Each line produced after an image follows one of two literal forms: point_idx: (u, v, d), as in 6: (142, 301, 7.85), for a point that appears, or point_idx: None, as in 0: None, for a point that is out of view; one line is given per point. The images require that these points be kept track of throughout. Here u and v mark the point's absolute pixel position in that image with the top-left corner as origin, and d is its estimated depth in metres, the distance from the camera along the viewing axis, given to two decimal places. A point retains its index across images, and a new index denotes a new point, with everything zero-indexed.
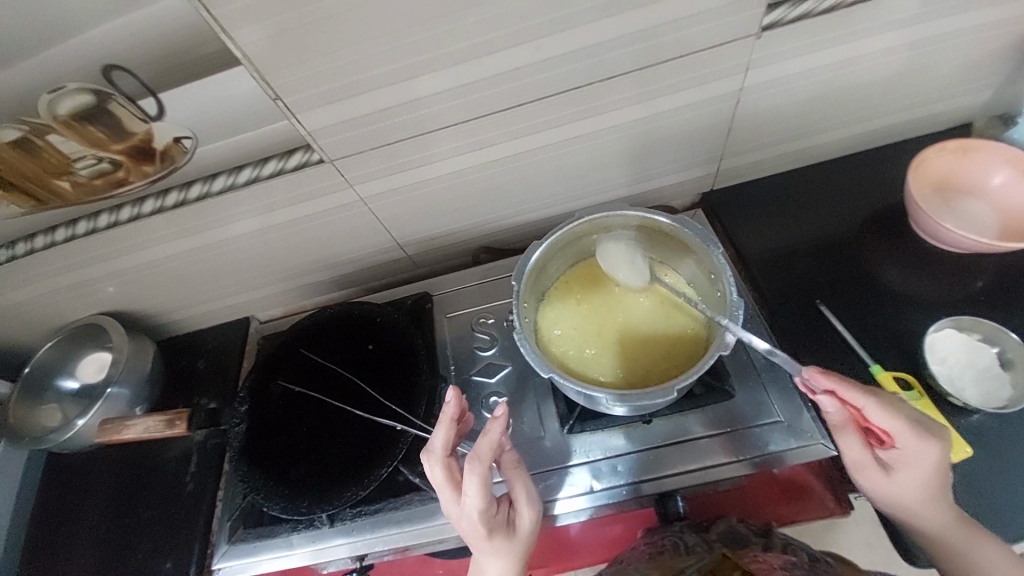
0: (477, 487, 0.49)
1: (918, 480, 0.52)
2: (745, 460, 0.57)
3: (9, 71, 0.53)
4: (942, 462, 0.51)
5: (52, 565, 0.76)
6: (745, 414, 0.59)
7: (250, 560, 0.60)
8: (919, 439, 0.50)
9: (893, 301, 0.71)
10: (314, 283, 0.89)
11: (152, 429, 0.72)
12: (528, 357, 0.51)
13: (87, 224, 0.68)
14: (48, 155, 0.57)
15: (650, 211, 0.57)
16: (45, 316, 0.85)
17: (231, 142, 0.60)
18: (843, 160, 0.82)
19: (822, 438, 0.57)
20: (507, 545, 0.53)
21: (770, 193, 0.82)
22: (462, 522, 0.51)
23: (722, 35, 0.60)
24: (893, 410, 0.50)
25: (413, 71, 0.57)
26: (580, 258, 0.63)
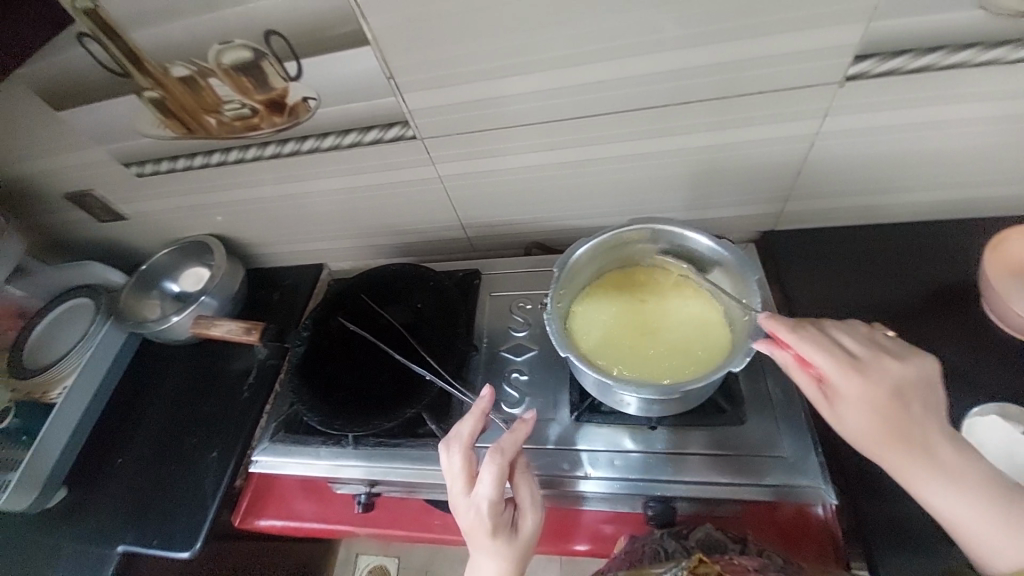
0: (494, 474, 0.53)
1: (869, 418, 0.49)
2: (742, 485, 0.58)
3: (181, 23, 0.63)
4: (890, 389, 0.49)
5: (125, 430, 0.91)
6: (752, 443, 0.60)
7: (282, 460, 0.70)
8: (849, 373, 0.49)
9: (940, 376, 0.67)
10: (382, 246, 1.00)
11: (233, 332, 0.85)
12: (553, 336, 0.56)
13: (219, 157, 0.82)
14: (205, 95, 0.70)
15: (694, 229, 0.60)
16: (165, 228, 1.01)
17: (344, 109, 0.71)
18: (917, 224, 0.80)
19: (826, 483, 0.57)
20: (506, 550, 0.54)
21: (830, 244, 0.82)
22: (466, 516, 0.53)
23: (804, 79, 0.62)
24: (818, 351, 0.51)
25: (507, 71, 0.65)
26: (616, 266, 0.67)
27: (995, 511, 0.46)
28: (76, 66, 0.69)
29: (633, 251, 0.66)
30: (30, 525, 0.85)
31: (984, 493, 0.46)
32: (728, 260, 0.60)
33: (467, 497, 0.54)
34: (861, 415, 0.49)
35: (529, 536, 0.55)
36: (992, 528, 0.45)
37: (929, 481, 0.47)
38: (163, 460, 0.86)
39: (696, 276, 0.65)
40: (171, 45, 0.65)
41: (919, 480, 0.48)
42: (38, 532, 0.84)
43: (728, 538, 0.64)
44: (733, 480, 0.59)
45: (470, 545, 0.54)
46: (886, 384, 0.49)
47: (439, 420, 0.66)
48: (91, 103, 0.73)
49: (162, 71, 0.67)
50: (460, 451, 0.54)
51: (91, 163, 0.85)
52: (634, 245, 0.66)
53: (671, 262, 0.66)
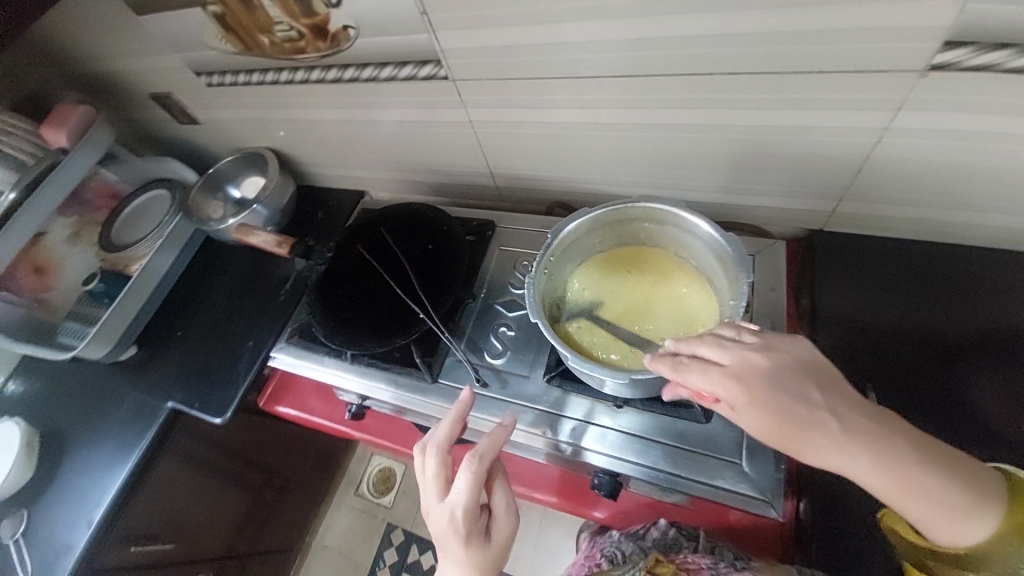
0: (469, 478, 0.56)
1: (785, 428, 0.45)
2: (687, 480, 0.58)
3: None
4: (772, 381, 0.46)
5: (188, 308, 1.09)
6: (711, 443, 0.59)
7: (292, 360, 0.80)
8: (725, 382, 0.47)
9: (954, 420, 0.62)
10: (417, 181, 1.03)
11: (267, 243, 0.95)
12: (526, 302, 0.57)
13: (273, 76, 0.86)
14: (259, 15, 0.74)
15: (697, 215, 0.56)
16: (231, 136, 1.11)
17: (381, 41, 0.72)
18: (991, 248, 0.69)
19: (774, 498, 0.55)
20: (478, 557, 0.56)
21: (881, 255, 0.74)
22: (440, 521, 0.56)
23: (878, 61, 0.53)
24: (693, 366, 0.48)
25: (539, 18, 0.61)
26: (610, 241, 0.65)
27: (923, 474, 0.44)
28: None
29: (629, 226, 0.63)
30: (114, 370, 1.06)
31: (911, 466, 0.44)
32: (720, 245, 0.56)
33: (442, 501, 0.57)
34: (779, 423, 0.45)
35: (499, 542, 0.58)
36: (922, 496, 0.44)
37: (865, 474, 0.44)
38: (213, 338, 1.04)
39: (699, 263, 0.61)
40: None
41: (847, 465, 0.44)
42: (119, 377, 1.04)
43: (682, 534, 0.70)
44: (671, 470, 0.58)
45: (443, 553, 0.57)
46: (762, 377, 0.46)
47: (422, 355, 0.71)
48: (165, 12, 0.80)
49: None
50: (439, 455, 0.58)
51: (169, 68, 0.94)
52: (637, 222, 0.63)
53: (669, 239, 0.63)
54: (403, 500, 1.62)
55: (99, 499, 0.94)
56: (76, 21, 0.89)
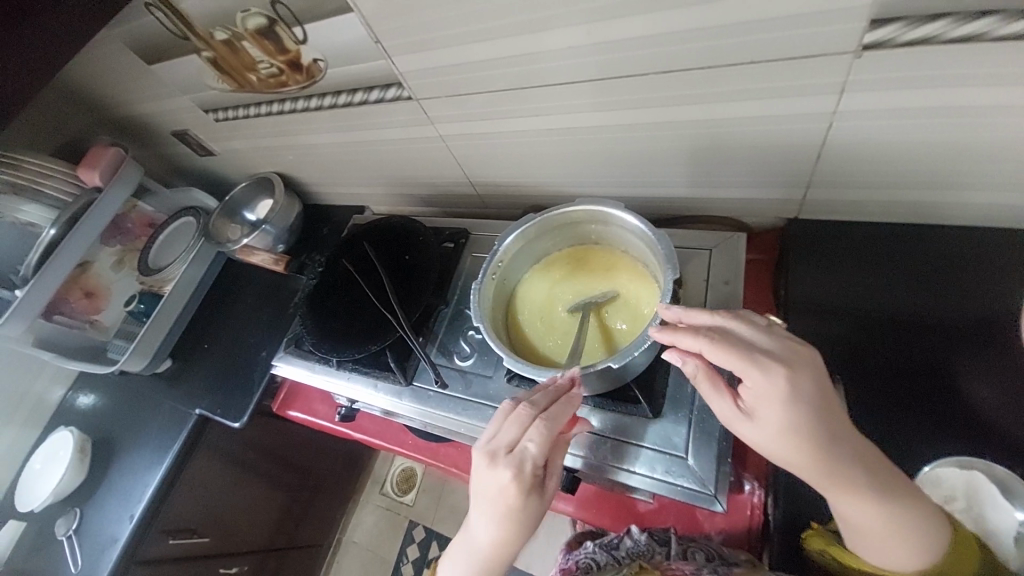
0: (547, 436, 0.51)
1: (785, 439, 0.47)
2: (629, 473, 0.60)
3: None
4: (819, 394, 0.47)
5: (212, 324, 1.21)
6: (653, 437, 0.60)
7: (289, 368, 0.87)
8: (775, 381, 0.47)
9: (930, 406, 0.63)
10: (407, 194, 1.09)
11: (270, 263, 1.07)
12: (472, 306, 0.63)
13: (266, 108, 0.95)
14: (243, 56, 0.82)
15: (628, 212, 0.60)
16: (243, 164, 1.22)
17: (348, 70, 0.77)
18: (982, 229, 0.66)
19: (716, 491, 0.56)
20: (532, 518, 0.52)
21: (859, 239, 0.72)
22: (504, 476, 0.50)
23: (810, 47, 0.52)
24: (747, 356, 0.48)
25: (478, 36, 0.64)
26: (559, 243, 0.70)
27: (906, 513, 0.48)
28: (153, 29, 0.84)
29: (572, 229, 0.68)
30: (152, 381, 1.19)
31: (901, 508, 0.48)
32: (652, 241, 0.60)
33: (510, 458, 0.51)
34: (780, 431, 0.47)
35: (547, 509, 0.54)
36: (892, 534, 0.48)
37: (850, 497, 0.47)
38: (233, 350, 1.14)
39: (643, 260, 0.64)
40: (210, 12, 0.75)
41: (850, 502, 0.48)
42: (155, 387, 1.17)
43: (654, 540, 0.72)
44: (619, 465, 0.60)
45: (491, 510, 0.51)
46: (814, 388, 0.47)
47: (397, 359, 0.76)
48: (169, 61, 0.90)
49: (209, 35, 0.79)
50: (524, 408, 0.51)
51: (180, 108, 1.05)
52: (584, 224, 0.67)
53: (612, 238, 0.67)
54: (424, 497, 1.69)
55: (140, 497, 1.06)
56: (103, 74, 1.02)
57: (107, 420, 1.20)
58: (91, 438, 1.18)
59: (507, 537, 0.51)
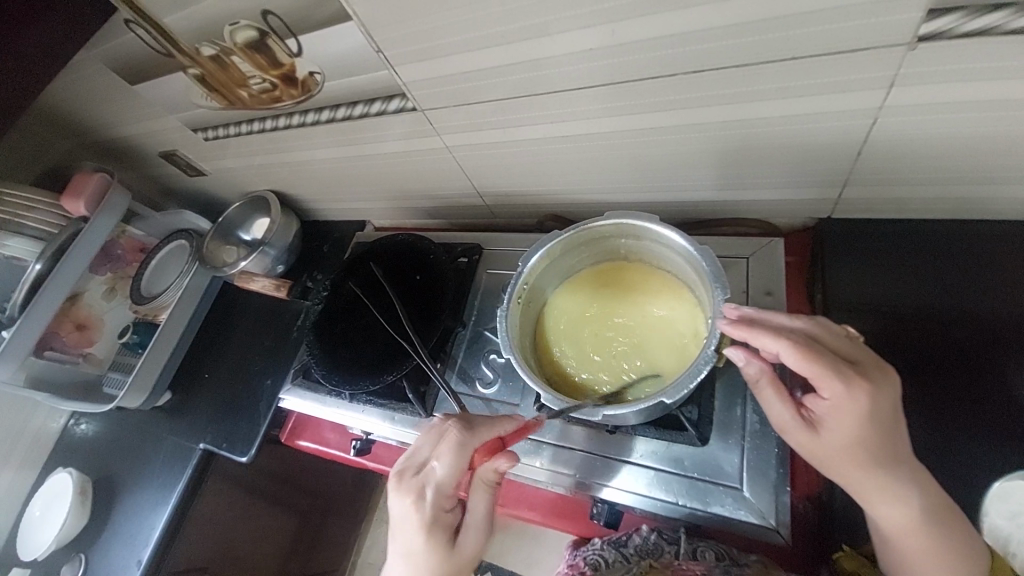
0: (449, 460, 0.53)
1: (848, 449, 0.47)
2: (681, 505, 0.59)
3: (199, 6, 0.67)
4: (892, 409, 0.47)
5: (211, 352, 1.16)
6: (704, 465, 0.59)
7: (299, 399, 0.83)
8: (855, 396, 0.46)
9: (990, 417, 0.58)
10: (412, 207, 1.04)
11: (266, 287, 1.06)
12: (499, 332, 0.60)
13: (259, 125, 0.89)
14: (233, 72, 0.76)
15: (669, 227, 0.57)
16: (237, 183, 1.16)
17: (347, 82, 0.72)
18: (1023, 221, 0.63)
19: (776, 521, 0.55)
20: (434, 553, 0.53)
21: (893, 238, 0.69)
22: (402, 497, 0.53)
23: (859, 40, 0.47)
24: (830, 368, 0.46)
25: (488, 41, 0.59)
26: (588, 260, 0.67)
27: (952, 534, 0.47)
28: (135, 47, 0.79)
29: (600, 243, 0.65)
30: (153, 414, 1.13)
31: (949, 528, 0.47)
32: (695, 258, 0.57)
33: (414, 478, 0.55)
34: (846, 441, 0.47)
35: (461, 549, 0.54)
36: (934, 558, 0.47)
37: (899, 508, 0.47)
38: (237, 379, 1.09)
39: (682, 277, 0.62)
40: (194, 26, 0.70)
41: (897, 514, 0.47)
42: (156, 421, 1.12)
43: (663, 538, 0.66)
44: (670, 499, 0.59)
45: (396, 537, 0.54)
46: (889, 405, 0.46)
47: (415, 388, 0.72)
48: (152, 80, 0.84)
49: (195, 51, 0.74)
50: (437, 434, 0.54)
51: (168, 129, 0.99)
52: (614, 239, 0.64)
53: (644, 253, 0.64)
54: None
55: (145, 539, 1.01)
56: (83, 97, 0.96)
57: (108, 457, 1.15)
58: (92, 478, 1.13)
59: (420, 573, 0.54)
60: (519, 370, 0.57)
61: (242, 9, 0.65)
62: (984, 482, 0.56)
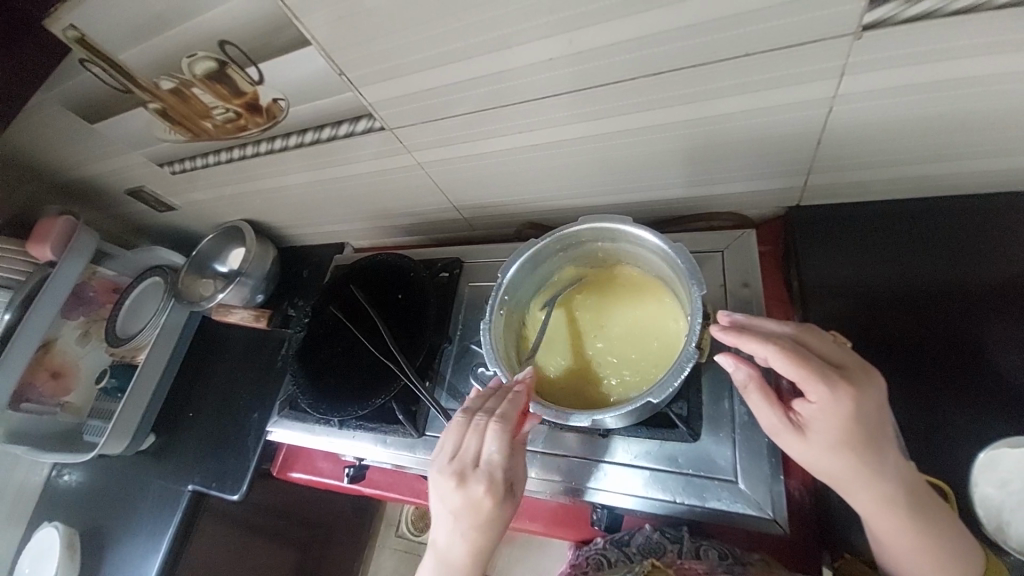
0: (506, 441, 0.52)
1: (835, 451, 0.47)
2: (678, 503, 0.58)
3: (155, 40, 0.66)
4: (877, 411, 0.47)
5: (194, 390, 1.12)
6: (697, 461, 0.60)
7: (288, 431, 0.81)
8: (838, 399, 0.46)
9: (970, 388, 0.59)
10: (389, 226, 1.04)
11: (245, 318, 1.07)
12: (483, 346, 0.59)
13: (226, 155, 0.88)
14: (195, 103, 0.75)
15: (642, 227, 0.58)
16: (209, 215, 1.14)
17: (313, 106, 0.72)
18: (980, 195, 0.65)
19: (774, 511, 0.55)
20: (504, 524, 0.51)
21: (858, 223, 0.71)
22: (479, 491, 0.50)
23: (807, 33, 0.49)
24: (815, 373, 0.47)
25: (451, 57, 0.60)
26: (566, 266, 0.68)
27: (939, 530, 0.48)
28: (91, 86, 0.77)
29: (578, 249, 0.66)
30: (138, 459, 1.10)
31: (933, 523, 0.48)
32: (670, 256, 0.58)
33: (476, 470, 0.51)
34: (834, 445, 0.47)
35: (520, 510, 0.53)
36: (920, 551, 0.48)
37: (886, 505, 0.48)
38: (222, 415, 1.06)
39: (659, 275, 0.63)
40: (151, 61, 0.69)
41: (886, 512, 0.48)
42: (141, 465, 1.09)
43: (666, 537, 0.67)
44: (667, 497, 0.59)
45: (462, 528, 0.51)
46: (874, 408, 0.47)
47: (405, 409, 0.71)
48: (112, 118, 0.82)
49: (154, 85, 0.73)
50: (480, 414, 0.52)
51: (132, 165, 0.97)
52: (591, 243, 0.65)
53: (621, 255, 0.65)
54: None
55: None
56: (41, 139, 0.94)
57: (93, 508, 1.10)
58: (77, 531, 1.09)
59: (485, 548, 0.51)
60: (506, 382, 0.57)
61: (200, 41, 0.65)
62: (970, 451, 0.57)
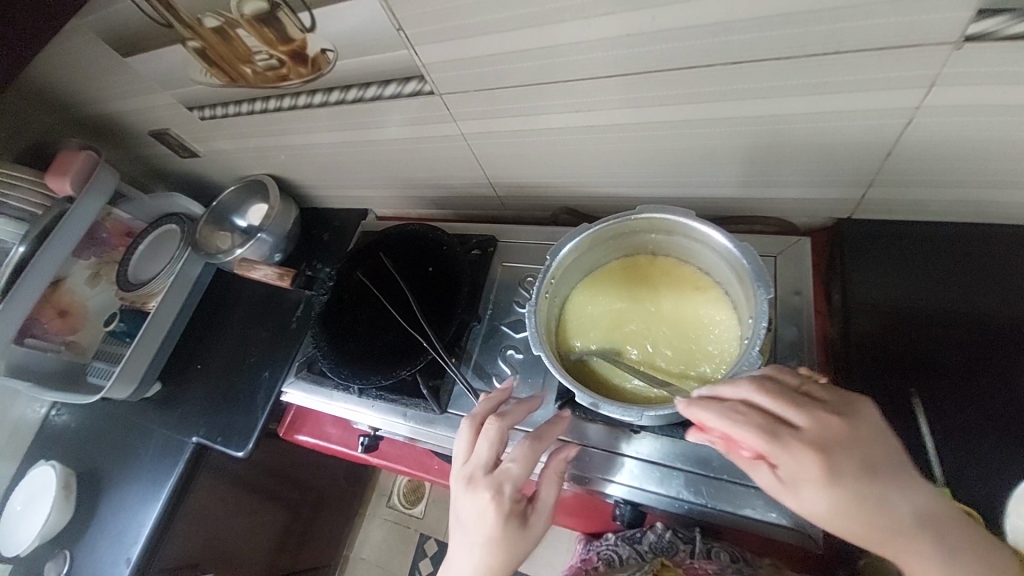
0: (526, 455, 0.54)
1: (845, 507, 0.41)
2: (709, 507, 0.58)
3: None
4: (860, 459, 0.42)
5: (204, 342, 1.11)
6: (732, 468, 0.59)
7: (304, 394, 0.80)
8: (798, 447, 0.41)
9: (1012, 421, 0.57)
10: (418, 196, 1.01)
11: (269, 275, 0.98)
12: (528, 327, 0.57)
13: (260, 105, 0.85)
14: (237, 46, 0.72)
15: (709, 223, 0.56)
16: (233, 166, 1.11)
17: (362, 62, 0.69)
18: None
19: (809, 528, 0.55)
20: (512, 541, 0.52)
21: (910, 242, 0.69)
22: (481, 498, 0.52)
23: (907, 35, 0.46)
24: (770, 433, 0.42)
25: (516, 24, 0.57)
26: (614, 255, 0.66)
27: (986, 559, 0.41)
28: (128, 16, 0.74)
29: (631, 238, 0.63)
30: (141, 406, 1.09)
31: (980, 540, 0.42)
32: (735, 256, 0.56)
33: (489, 476, 0.53)
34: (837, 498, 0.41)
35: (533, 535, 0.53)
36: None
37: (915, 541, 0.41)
38: (232, 371, 1.04)
39: (714, 275, 0.61)
40: None
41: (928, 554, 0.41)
42: (145, 413, 1.07)
43: (677, 537, 0.69)
44: (699, 501, 0.59)
45: (466, 537, 0.53)
46: (854, 454, 0.42)
47: (429, 384, 0.70)
48: (147, 52, 0.79)
49: (196, 21, 0.69)
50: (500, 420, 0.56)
51: (160, 106, 0.94)
52: (645, 235, 0.63)
53: (675, 251, 0.63)
54: (434, 509, 1.64)
55: (134, 536, 0.97)
56: (69, 68, 0.90)
57: (92, 451, 1.10)
58: (75, 472, 1.08)
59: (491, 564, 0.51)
60: (550, 366, 0.55)
61: None
62: (1009, 480, 0.55)
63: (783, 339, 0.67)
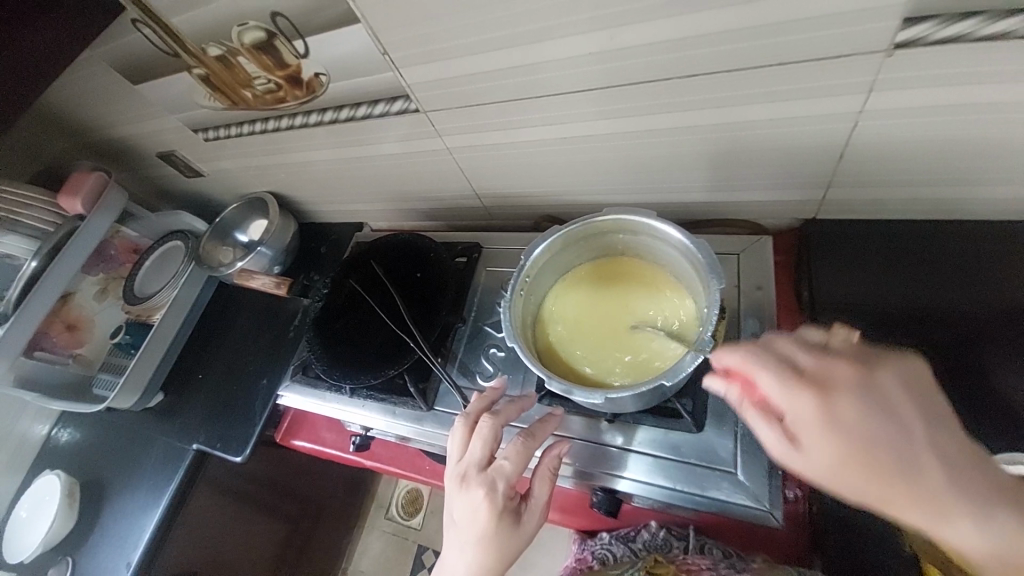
0: (519, 453, 0.56)
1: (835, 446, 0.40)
2: (677, 490, 0.61)
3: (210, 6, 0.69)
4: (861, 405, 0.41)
5: (205, 352, 1.15)
6: (699, 453, 0.62)
7: (298, 396, 0.83)
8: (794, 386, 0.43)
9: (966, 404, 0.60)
10: (410, 209, 1.06)
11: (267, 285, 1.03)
12: (503, 321, 0.61)
13: (260, 126, 0.91)
14: (238, 71, 0.78)
15: (667, 221, 0.60)
16: (235, 184, 1.17)
17: (353, 83, 0.74)
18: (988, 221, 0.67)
19: (772, 508, 0.57)
20: (504, 538, 0.54)
21: (869, 240, 0.73)
22: (474, 495, 0.54)
23: (841, 46, 0.51)
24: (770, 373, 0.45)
25: (491, 45, 0.62)
26: (585, 256, 0.70)
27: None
28: (139, 47, 0.80)
29: (600, 239, 0.68)
30: (144, 415, 1.12)
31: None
32: (692, 251, 0.60)
33: (482, 475, 0.56)
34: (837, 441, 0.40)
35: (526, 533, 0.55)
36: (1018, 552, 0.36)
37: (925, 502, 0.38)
38: (232, 379, 1.08)
39: (676, 270, 0.65)
40: (202, 26, 0.72)
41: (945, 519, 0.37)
42: (148, 422, 1.11)
43: (671, 534, 0.72)
44: (670, 485, 0.61)
45: (458, 535, 0.55)
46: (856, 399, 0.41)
47: (416, 382, 0.73)
48: (155, 79, 0.85)
49: (201, 50, 0.76)
50: (493, 419, 0.58)
51: (167, 129, 1.00)
52: (612, 235, 0.67)
53: (641, 250, 0.67)
54: (432, 519, 1.64)
55: (134, 543, 0.99)
56: (83, 96, 0.97)
57: (96, 460, 1.12)
58: (79, 482, 1.11)
59: (484, 561, 0.53)
60: (523, 357, 0.58)
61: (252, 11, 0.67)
62: None
63: (753, 333, 0.71)
